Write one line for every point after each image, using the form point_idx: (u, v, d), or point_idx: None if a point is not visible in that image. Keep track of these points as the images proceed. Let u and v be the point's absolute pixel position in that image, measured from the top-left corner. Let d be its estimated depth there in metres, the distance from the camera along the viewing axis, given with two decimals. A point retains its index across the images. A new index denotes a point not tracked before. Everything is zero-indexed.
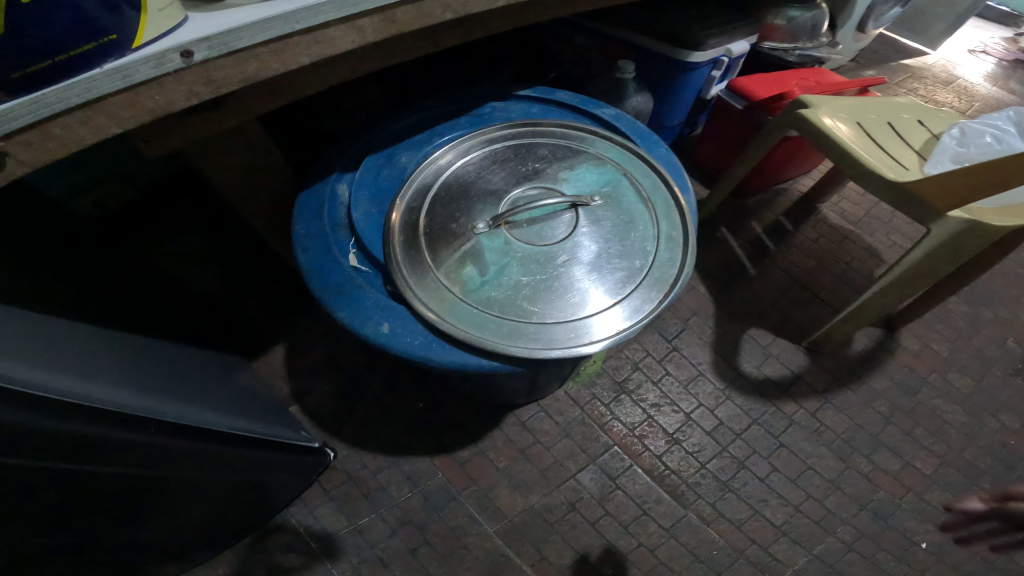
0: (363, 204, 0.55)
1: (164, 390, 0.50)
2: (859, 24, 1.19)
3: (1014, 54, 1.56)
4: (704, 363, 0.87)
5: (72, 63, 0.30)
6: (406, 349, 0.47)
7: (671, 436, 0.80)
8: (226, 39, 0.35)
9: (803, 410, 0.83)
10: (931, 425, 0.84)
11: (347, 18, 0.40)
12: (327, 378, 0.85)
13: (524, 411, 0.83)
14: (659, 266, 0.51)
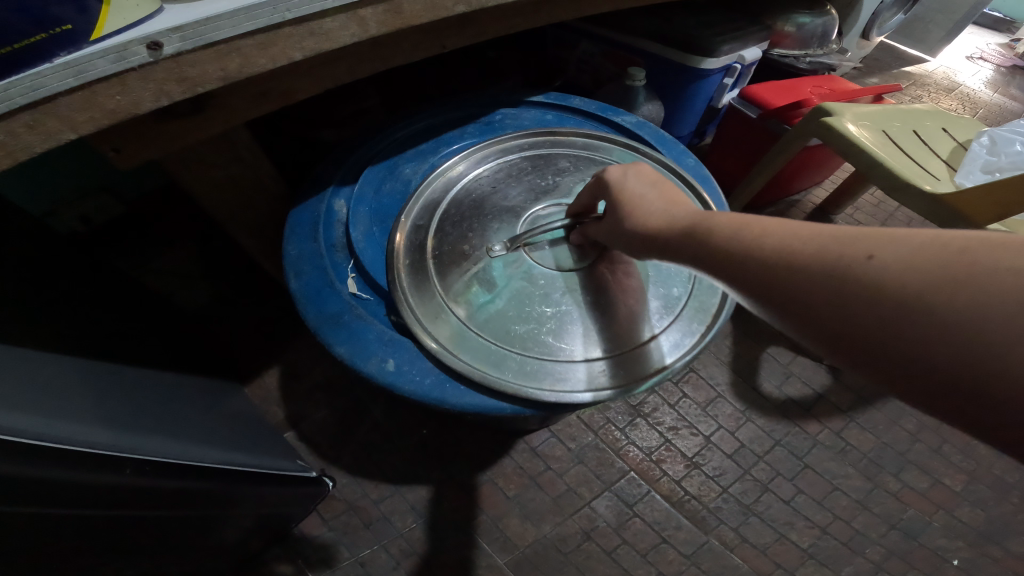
0: (362, 222, 0.51)
1: (146, 424, 0.45)
2: (864, 31, 1.17)
3: (1013, 60, 1.56)
4: (723, 384, 0.83)
5: (15, 56, 0.26)
6: (415, 390, 0.43)
7: (690, 460, 0.76)
8: (204, 29, 0.31)
9: (827, 430, 0.79)
10: (958, 440, 0.80)
11: (346, 7, 0.36)
12: (325, 403, 0.80)
13: (534, 437, 0.78)
14: (699, 295, 0.50)
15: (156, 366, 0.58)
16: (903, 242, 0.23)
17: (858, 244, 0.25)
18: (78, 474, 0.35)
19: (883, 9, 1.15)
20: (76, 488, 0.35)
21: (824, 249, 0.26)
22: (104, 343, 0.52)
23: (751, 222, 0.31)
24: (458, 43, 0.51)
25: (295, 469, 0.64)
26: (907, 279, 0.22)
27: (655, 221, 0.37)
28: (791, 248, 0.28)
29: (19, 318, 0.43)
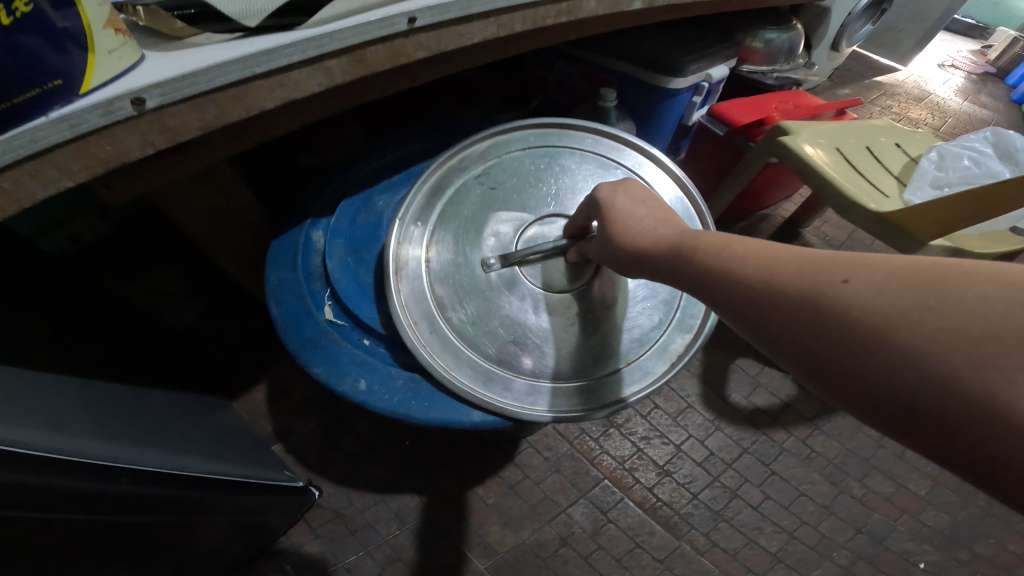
0: (337, 252, 0.54)
1: (138, 438, 0.48)
2: (833, 43, 1.19)
3: (984, 67, 1.60)
4: (693, 395, 0.86)
5: (16, 111, 0.29)
6: (385, 407, 0.49)
7: (662, 467, 0.79)
8: (182, 85, 0.34)
9: (793, 437, 0.82)
10: None
11: (313, 59, 0.39)
12: (309, 416, 0.83)
13: (512, 448, 0.81)
14: (675, 325, 0.54)
15: (148, 384, 0.61)
16: (874, 269, 0.25)
17: (832, 267, 0.27)
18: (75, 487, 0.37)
19: (851, 20, 1.17)
20: (77, 500, 0.38)
21: (800, 270, 0.28)
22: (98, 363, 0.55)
23: (732, 241, 0.34)
24: (428, 77, 0.53)
25: (283, 479, 0.67)
26: (869, 303, 0.24)
27: (643, 239, 0.40)
28: (763, 263, 0.30)
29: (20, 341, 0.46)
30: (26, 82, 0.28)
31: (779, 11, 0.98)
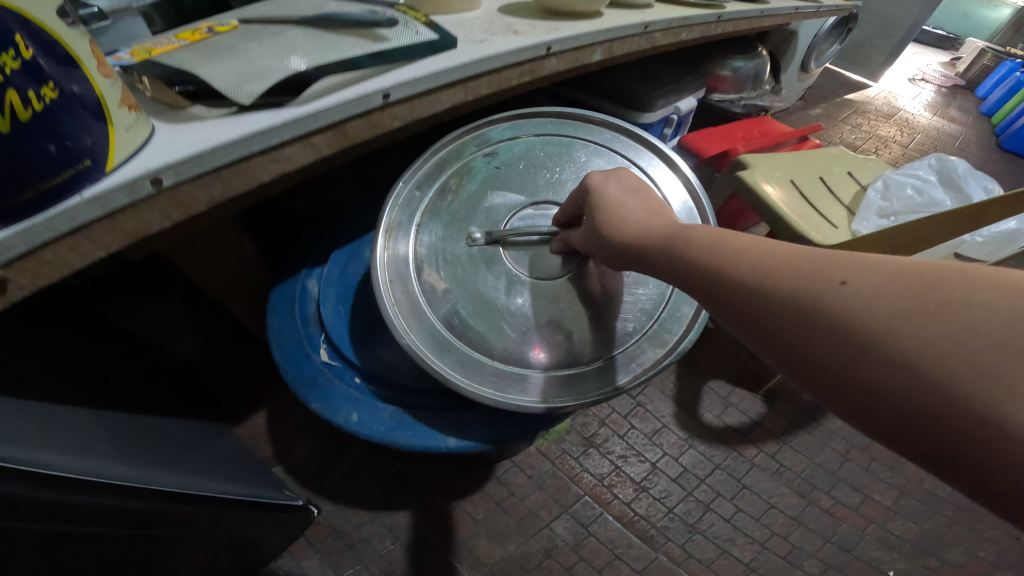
0: (330, 300, 0.61)
1: (150, 459, 0.52)
2: (803, 64, 1.33)
3: (956, 80, 2.09)
4: (668, 416, 0.92)
5: (54, 192, 0.32)
6: (372, 435, 0.53)
7: (639, 484, 0.83)
8: (193, 165, 0.38)
9: (762, 453, 0.88)
10: (886, 458, 0.89)
11: (301, 137, 0.44)
12: (307, 440, 0.88)
13: (498, 467, 0.86)
14: (658, 326, 0.52)
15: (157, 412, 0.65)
16: (874, 271, 0.26)
17: (826, 269, 0.28)
18: (88, 505, 0.41)
19: (816, 42, 1.31)
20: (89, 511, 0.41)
21: (796, 268, 0.29)
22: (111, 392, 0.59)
23: (725, 235, 0.35)
24: (407, 133, 0.58)
25: (286, 498, 0.72)
26: (868, 306, 0.25)
27: (635, 229, 0.41)
28: (752, 259, 0.31)
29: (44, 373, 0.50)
30: (61, 163, 0.31)
31: (749, 41, 1.06)
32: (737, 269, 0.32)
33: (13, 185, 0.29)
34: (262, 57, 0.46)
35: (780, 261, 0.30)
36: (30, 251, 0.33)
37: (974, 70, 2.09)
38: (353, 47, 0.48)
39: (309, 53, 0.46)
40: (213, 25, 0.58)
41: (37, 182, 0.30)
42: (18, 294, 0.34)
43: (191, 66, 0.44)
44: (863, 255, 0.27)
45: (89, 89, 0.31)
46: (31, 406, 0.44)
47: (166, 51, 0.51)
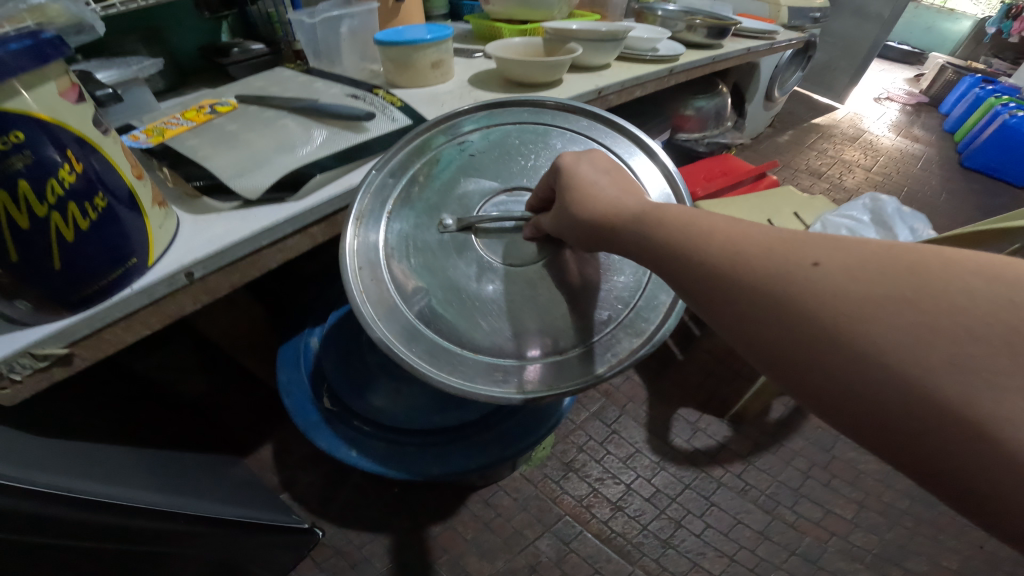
0: (328, 354, 0.74)
1: (171, 487, 0.59)
2: (764, 91, 1.85)
3: (916, 100, 3.38)
4: (641, 441, 1.00)
5: (110, 286, 0.39)
6: (371, 466, 0.62)
7: (615, 504, 0.91)
8: (218, 258, 0.45)
9: (729, 473, 0.96)
10: (846, 475, 0.97)
11: (300, 228, 0.51)
12: (310, 469, 0.96)
13: (486, 490, 0.94)
14: (634, 315, 0.51)
15: (177, 440, 0.73)
16: (842, 255, 0.31)
17: (799, 253, 0.32)
18: (121, 523, 0.48)
19: (777, 73, 1.84)
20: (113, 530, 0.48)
21: (766, 251, 0.33)
22: (138, 423, 0.66)
23: (701, 215, 0.38)
24: None
25: (292, 521, 0.79)
26: (838, 285, 0.30)
27: (604, 206, 0.44)
28: (720, 244, 0.35)
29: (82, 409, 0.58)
30: (113, 262, 0.38)
31: (709, 80, 1.20)
32: (711, 256, 0.36)
33: (78, 283, 0.37)
34: (263, 147, 0.53)
35: (748, 247, 0.34)
36: (94, 330, 0.40)
37: (938, 87, 3.39)
38: (347, 138, 0.56)
39: (306, 145, 0.53)
40: (213, 102, 0.63)
41: (99, 277, 0.38)
42: (83, 363, 0.41)
43: (201, 159, 0.50)
44: (832, 239, 0.32)
45: (119, 182, 0.38)
46: (73, 441, 0.51)
47: (177, 130, 0.56)
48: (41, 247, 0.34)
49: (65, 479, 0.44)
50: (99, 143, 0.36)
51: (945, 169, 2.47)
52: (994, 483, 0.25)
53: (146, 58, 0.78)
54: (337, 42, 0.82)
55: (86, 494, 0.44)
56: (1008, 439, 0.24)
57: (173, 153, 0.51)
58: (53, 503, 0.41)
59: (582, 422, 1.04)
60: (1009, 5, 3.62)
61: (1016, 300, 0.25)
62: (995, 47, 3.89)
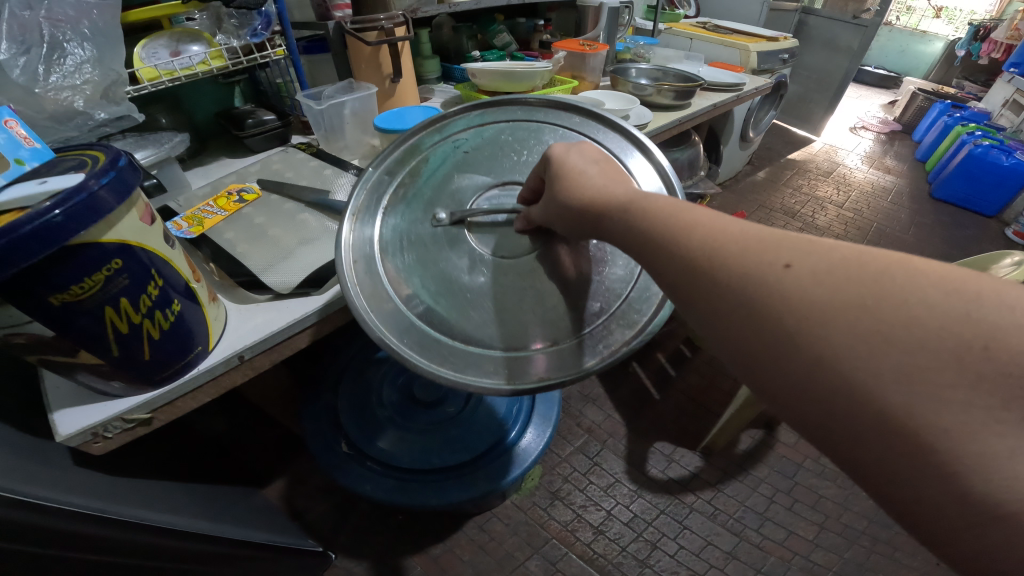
0: (345, 410, 0.94)
1: (208, 516, 0.70)
2: (741, 132, 2.04)
3: (890, 126, 3.58)
4: (620, 472, 1.14)
5: (182, 367, 0.50)
6: (379, 497, 0.82)
7: (597, 527, 1.04)
8: (263, 342, 0.55)
9: (700, 499, 1.09)
10: (807, 499, 1.10)
11: (328, 314, 0.60)
12: (321, 499, 1.08)
13: (481, 517, 1.06)
14: (626, 308, 0.55)
15: (209, 474, 0.83)
16: (811, 260, 0.33)
17: (772, 253, 0.35)
18: (178, 546, 0.60)
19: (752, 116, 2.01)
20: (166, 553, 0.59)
21: (743, 250, 0.36)
22: (177, 460, 0.76)
23: (678, 207, 0.42)
24: None
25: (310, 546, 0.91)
26: (808, 289, 0.32)
27: (590, 194, 0.48)
28: (702, 242, 0.38)
29: (140, 454, 0.70)
30: (184, 349, 0.50)
31: (683, 136, 1.36)
32: (694, 253, 0.38)
33: (161, 367, 0.48)
34: (288, 242, 0.63)
35: (724, 246, 0.37)
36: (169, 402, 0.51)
37: (909, 116, 3.57)
38: None
39: (326, 237, 0.64)
40: (240, 189, 0.72)
41: (175, 361, 0.49)
42: (160, 423, 0.52)
43: (240, 255, 0.61)
44: (802, 240, 0.34)
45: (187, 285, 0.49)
46: (142, 484, 0.63)
47: (213, 220, 0.66)
48: (139, 342, 0.45)
49: (138, 511, 0.57)
50: (168, 255, 0.46)
51: (913, 199, 2.63)
52: (921, 493, 0.29)
53: (174, 133, 0.89)
54: (341, 121, 0.93)
55: (150, 522, 0.57)
56: (942, 447, 0.28)
57: (215, 247, 0.61)
58: (128, 529, 0.53)
59: (568, 456, 1.18)
60: (973, 28, 3.81)
61: (973, 315, 0.29)
62: (964, 70, 4.08)
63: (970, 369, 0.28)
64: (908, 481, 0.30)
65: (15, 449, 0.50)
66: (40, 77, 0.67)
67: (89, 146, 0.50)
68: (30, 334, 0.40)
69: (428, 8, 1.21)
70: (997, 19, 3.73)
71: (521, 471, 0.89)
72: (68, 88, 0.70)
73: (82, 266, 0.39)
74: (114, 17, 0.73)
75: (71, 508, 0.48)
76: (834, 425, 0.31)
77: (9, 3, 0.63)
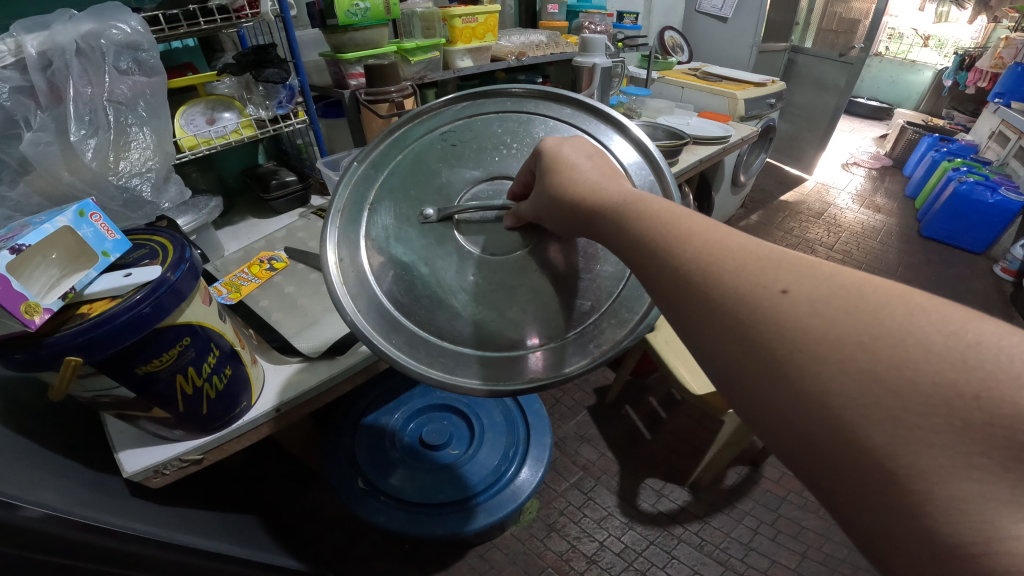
0: (362, 448, 1.04)
1: (221, 539, 0.82)
2: (731, 178, 2.15)
3: (882, 161, 3.68)
4: (612, 506, 1.22)
5: (230, 419, 0.66)
6: (394, 527, 0.92)
7: (590, 557, 1.12)
8: (295, 398, 0.70)
9: (687, 531, 1.18)
10: (790, 530, 1.18)
11: (350, 373, 0.75)
12: (332, 530, 1.18)
13: (482, 547, 1.15)
14: (618, 306, 0.58)
15: (227, 513, 0.92)
16: (807, 285, 0.34)
17: (770, 277, 0.35)
18: (198, 565, 0.72)
19: (741, 162, 2.12)
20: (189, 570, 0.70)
21: (741, 268, 0.36)
22: (199, 502, 0.85)
23: (666, 207, 0.44)
24: None
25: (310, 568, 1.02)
26: (802, 310, 0.33)
27: (582, 188, 0.51)
28: (697, 254, 0.39)
29: (175, 494, 0.80)
30: (230, 406, 0.66)
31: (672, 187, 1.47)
32: (687, 263, 0.39)
33: (216, 419, 0.65)
34: (315, 311, 0.79)
35: (715, 257, 0.38)
36: (216, 446, 0.66)
37: (899, 150, 3.69)
38: None
39: None
40: (271, 257, 0.89)
41: (225, 414, 0.65)
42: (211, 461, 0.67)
43: (275, 324, 0.77)
44: (806, 263, 0.35)
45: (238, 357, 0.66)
46: (179, 521, 0.74)
47: (249, 287, 0.82)
48: (199, 400, 0.61)
49: (168, 532, 0.70)
50: (221, 328, 0.63)
51: (902, 238, 2.73)
52: (867, 539, 0.31)
53: (211, 198, 1.02)
54: None
55: (174, 541, 0.69)
56: (917, 488, 0.28)
57: (251, 313, 0.78)
58: (155, 548, 0.65)
59: (564, 491, 1.26)
60: (958, 58, 3.92)
61: (969, 360, 0.28)
62: (952, 99, 4.21)
63: (958, 416, 0.28)
64: (880, 518, 0.30)
65: (82, 492, 0.61)
66: (111, 163, 0.81)
67: (153, 232, 0.64)
68: (115, 395, 0.54)
69: (434, 74, 1.35)
70: (981, 48, 3.84)
71: (516, 506, 0.98)
72: (135, 174, 0.84)
73: (160, 344, 0.54)
74: (161, 91, 0.86)
75: (114, 528, 0.60)
76: (820, 463, 0.32)
77: (74, 83, 0.75)
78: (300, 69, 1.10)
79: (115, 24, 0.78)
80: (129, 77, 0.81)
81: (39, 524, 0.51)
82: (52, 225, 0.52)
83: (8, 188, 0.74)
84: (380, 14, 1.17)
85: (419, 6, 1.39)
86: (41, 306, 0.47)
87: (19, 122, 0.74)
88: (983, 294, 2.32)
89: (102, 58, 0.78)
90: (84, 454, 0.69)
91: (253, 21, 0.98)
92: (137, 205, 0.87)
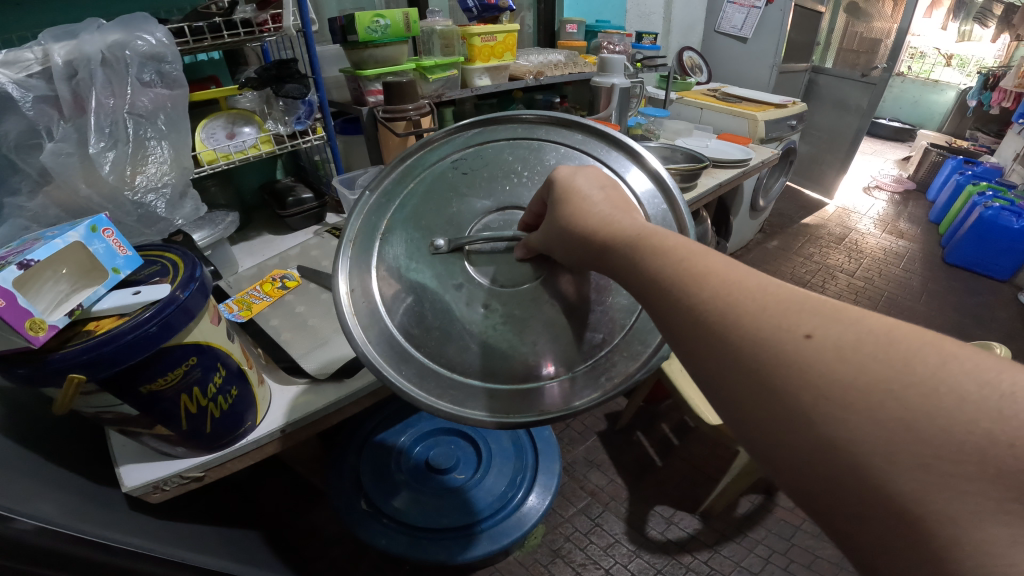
0: (369, 469, 1.03)
1: (218, 555, 0.81)
2: (750, 201, 2.12)
3: (905, 185, 3.62)
4: (620, 533, 1.20)
5: (234, 437, 0.66)
6: (398, 551, 0.90)
7: None
8: (300, 419, 0.69)
9: (696, 559, 1.14)
10: (803, 560, 1.14)
11: (357, 397, 0.73)
12: (333, 549, 1.16)
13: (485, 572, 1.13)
14: (631, 339, 0.56)
15: (227, 530, 0.91)
16: (833, 331, 0.32)
17: (793, 321, 0.33)
18: None
19: (760, 186, 2.10)
20: None
21: (762, 313, 0.34)
22: (200, 518, 0.84)
23: (679, 244, 0.42)
24: None
25: None
26: (827, 357, 0.31)
27: (594, 222, 0.50)
28: (713, 299, 0.37)
29: (177, 511, 0.79)
30: (234, 425, 0.65)
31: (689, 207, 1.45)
32: (703, 307, 0.37)
33: (220, 437, 0.64)
34: (325, 331, 0.79)
35: (734, 301, 0.36)
36: (219, 464, 0.65)
37: (922, 174, 3.63)
38: None
39: None
40: (283, 276, 0.89)
41: (229, 434, 0.65)
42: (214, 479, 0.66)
43: (285, 343, 0.77)
44: (829, 307, 0.33)
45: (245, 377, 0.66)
46: (177, 537, 0.74)
47: (260, 305, 0.83)
48: (204, 419, 0.60)
49: (165, 547, 0.69)
50: (229, 348, 0.62)
51: (925, 264, 2.68)
52: None
53: (227, 214, 1.03)
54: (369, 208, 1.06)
55: (171, 557, 0.68)
56: (945, 534, 0.27)
57: (260, 332, 0.78)
58: (148, 563, 0.64)
59: (570, 516, 1.24)
60: (983, 77, 3.86)
61: (1006, 410, 0.27)
62: (976, 120, 4.14)
63: (991, 464, 0.26)
64: (902, 566, 0.28)
65: (80, 504, 0.61)
66: (128, 177, 0.81)
67: (166, 248, 0.64)
68: (118, 412, 0.54)
69: (452, 93, 1.35)
70: (1007, 68, 3.77)
71: (521, 534, 0.95)
72: (152, 189, 0.85)
73: (165, 364, 0.54)
74: (181, 105, 0.86)
75: (112, 544, 0.59)
76: (842, 507, 0.30)
77: (97, 93, 0.76)
78: (321, 87, 1.10)
79: (141, 35, 0.78)
80: (151, 89, 0.82)
81: (30, 538, 0.50)
82: (63, 240, 0.51)
83: (26, 199, 0.75)
84: (400, 32, 1.17)
85: (439, 25, 1.39)
86: (46, 322, 0.47)
87: (40, 131, 0.75)
88: (1009, 323, 2.26)
89: (126, 69, 0.78)
90: (85, 468, 0.69)
91: (276, 35, 0.99)
92: (152, 221, 0.87)
